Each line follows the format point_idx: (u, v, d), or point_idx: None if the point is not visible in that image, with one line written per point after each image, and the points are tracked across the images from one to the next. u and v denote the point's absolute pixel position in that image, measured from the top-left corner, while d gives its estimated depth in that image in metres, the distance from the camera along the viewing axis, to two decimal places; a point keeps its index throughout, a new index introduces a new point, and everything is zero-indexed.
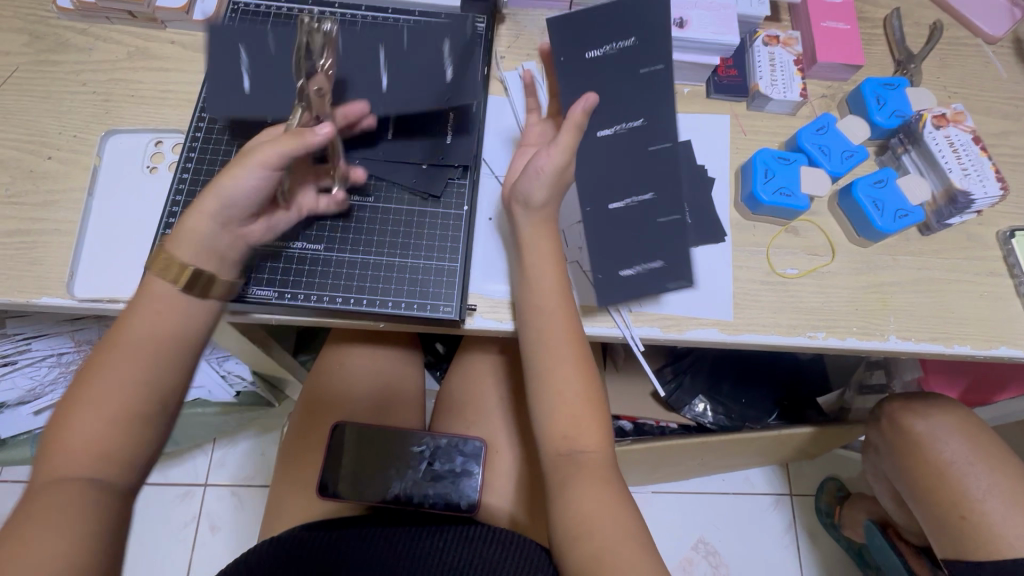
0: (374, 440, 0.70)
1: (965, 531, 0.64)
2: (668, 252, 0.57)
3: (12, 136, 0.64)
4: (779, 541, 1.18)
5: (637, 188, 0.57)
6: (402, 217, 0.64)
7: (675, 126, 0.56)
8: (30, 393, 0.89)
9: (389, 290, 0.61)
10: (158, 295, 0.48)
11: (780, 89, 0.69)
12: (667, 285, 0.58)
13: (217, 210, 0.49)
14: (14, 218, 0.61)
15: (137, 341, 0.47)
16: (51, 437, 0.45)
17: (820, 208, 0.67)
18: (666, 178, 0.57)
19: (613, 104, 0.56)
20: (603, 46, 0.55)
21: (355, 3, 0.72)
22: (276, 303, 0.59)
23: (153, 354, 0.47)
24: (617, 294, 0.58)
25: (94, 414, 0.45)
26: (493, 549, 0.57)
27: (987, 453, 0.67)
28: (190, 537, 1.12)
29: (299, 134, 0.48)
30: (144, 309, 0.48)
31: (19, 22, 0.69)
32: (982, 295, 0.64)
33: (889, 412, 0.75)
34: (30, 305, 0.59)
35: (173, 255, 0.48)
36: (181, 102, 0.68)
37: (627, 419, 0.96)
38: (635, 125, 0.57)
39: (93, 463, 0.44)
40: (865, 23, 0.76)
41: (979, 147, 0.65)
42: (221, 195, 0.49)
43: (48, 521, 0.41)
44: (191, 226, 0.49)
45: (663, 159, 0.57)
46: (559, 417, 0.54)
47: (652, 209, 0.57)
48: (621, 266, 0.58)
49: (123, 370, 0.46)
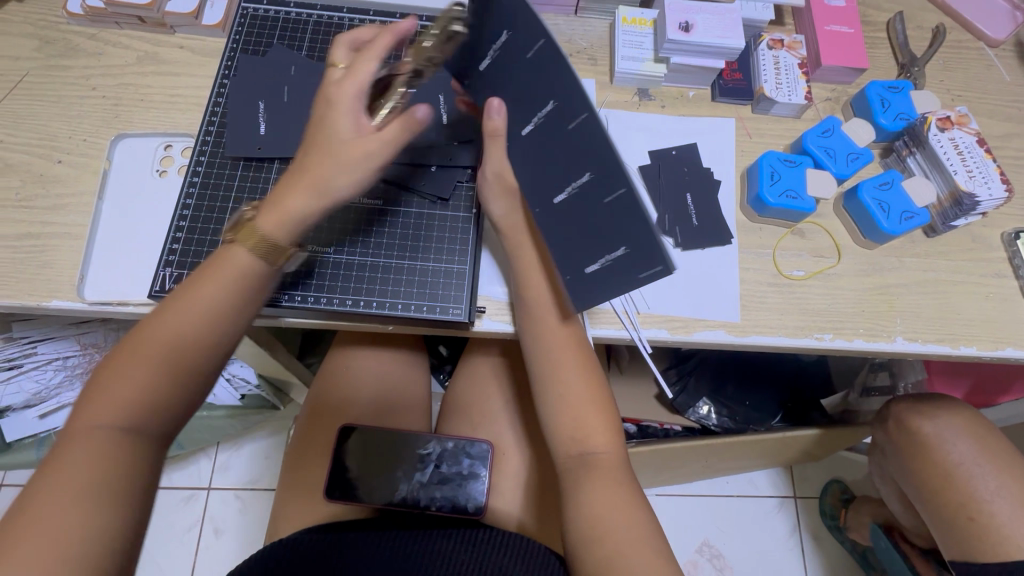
0: (379, 443, 0.71)
1: (974, 533, 0.64)
2: (627, 237, 0.49)
3: (22, 141, 0.65)
4: (784, 544, 1.18)
5: (576, 172, 0.50)
6: (419, 220, 0.64)
7: (581, 92, 0.45)
8: (36, 396, 0.87)
9: (413, 293, 0.61)
10: (235, 265, 0.47)
11: (785, 92, 0.69)
12: (639, 273, 0.49)
13: (317, 197, 0.48)
14: (24, 222, 0.61)
15: (202, 306, 0.45)
16: (92, 391, 0.43)
17: (825, 210, 0.67)
18: (597, 151, 0.47)
19: (522, 102, 0.51)
20: (488, 54, 0.52)
21: (362, 8, 0.72)
22: (301, 308, 0.59)
23: (215, 323, 0.46)
24: (594, 293, 0.53)
25: (142, 373, 0.43)
26: (501, 552, 0.58)
27: (994, 454, 0.67)
28: (194, 541, 1.11)
29: (408, 119, 0.49)
30: (218, 278, 0.46)
31: (29, 27, 0.69)
32: (988, 296, 0.64)
33: (896, 413, 0.75)
34: (40, 308, 0.59)
35: (259, 228, 0.47)
36: (189, 106, 0.68)
37: (632, 421, 0.96)
38: (547, 111, 0.49)
39: (132, 426, 0.42)
40: (868, 27, 0.76)
41: (984, 149, 0.65)
42: (321, 182, 0.48)
43: (78, 492, 0.39)
44: (286, 209, 0.48)
45: (587, 133, 0.47)
46: (564, 420, 0.55)
47: (592, 190, 0.49)
48: (589, 260, 0.53)
49: (185, 334, 0.44)
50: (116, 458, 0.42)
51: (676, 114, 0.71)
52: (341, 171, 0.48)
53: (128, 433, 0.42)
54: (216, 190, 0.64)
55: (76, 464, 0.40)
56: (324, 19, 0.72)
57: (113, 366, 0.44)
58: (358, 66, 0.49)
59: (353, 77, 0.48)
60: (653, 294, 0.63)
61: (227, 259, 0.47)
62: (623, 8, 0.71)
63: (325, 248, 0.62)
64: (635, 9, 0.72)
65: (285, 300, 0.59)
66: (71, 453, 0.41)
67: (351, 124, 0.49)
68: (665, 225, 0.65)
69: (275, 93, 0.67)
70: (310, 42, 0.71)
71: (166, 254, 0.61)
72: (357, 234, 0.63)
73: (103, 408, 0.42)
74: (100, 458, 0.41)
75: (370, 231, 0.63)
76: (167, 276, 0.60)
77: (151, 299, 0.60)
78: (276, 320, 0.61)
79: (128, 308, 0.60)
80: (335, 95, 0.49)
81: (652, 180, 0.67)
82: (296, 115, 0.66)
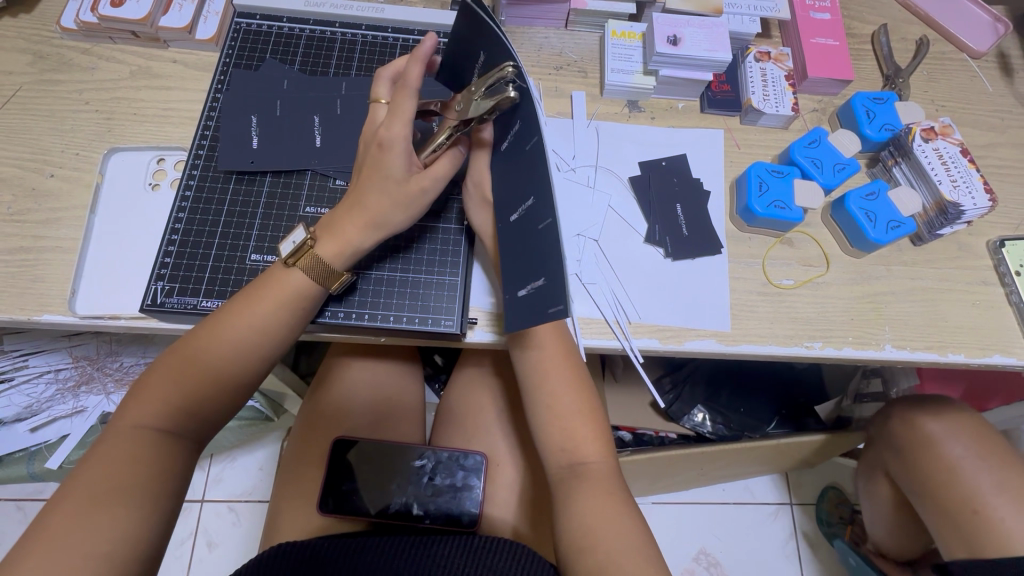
0: (374, 456, 0.70)
1: (979, 525, 0.63)
2: (546, 266, 0.45)
3: (14, 155, 0.65)
4: (780, 550, 1.18)
5: (524, 197, 0.49)
6: (438, 234, 0.64)
7: (536, 116, 0.46)
8: (28, 409, 0.85)
9: (435, 305, 0.62)
10: (292, 287, 0.52)
11: (772, 103, 0.70)
12: (548, 309, 0.45)
13: (371, 226, 0.53)
14: (16, 236, 0.62)
15: (257, 324, 0.51)
16: (150, 381, 0.48)
17: (814, 219, 0.68)
18: (540, 179, 0.46)
19: (505, 119, 0.52)
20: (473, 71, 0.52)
21: (355, 23, 0.73)
22: (329, 323, 0.59)
23: (264, 338, 0.51)
24: (516, 319, 0.49)
25: (192, 376, 0.48)
26: (495, 557, 0.56)
27: (993, 451, 0.67)
28: (186, 555, 1.10)
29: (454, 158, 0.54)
30: (275, 295, 0.52)
31: (22, 42, 0.70)
32: (974, 304, 0.65)
33: (896, 414, 0.76)
34: (31, 322, 0.59)
35: (317, 254, 0.53)
36: (183, 120, 0.69)
37: (626, 430, 0.97)
38: (517, 131, 0.50)
39: (171, 420, 0.47)
40: (854, 39, 0.77)
41: (967, 159, 0.66)
42: (377, 218, 0.53)
43: (114, 472, 0.44)
44: (348, 240, 0.53)
45: (537, 159, 0.47)
46: (554, 431, 0.55)
47: (533, 216, 0.48)
48: (519, 286, 0.49)
49: (239, 343, 0.50)
50: (160, 450, 0.46)
51: (665, 125, 0.72)
52: (398, 209, 0.53)
53: (172, 427, 0.48)
54: (208, 205, 0.64)
55: (120, 450, 0.45)
56: (316, 34, 0.73)
57: (172, 360, 0.49)
58: (400, 108, 0.50)
59: (400, 120, 0.50)
60: (644, 303, 0.63)
61: (283, 277, 0.53)
62: (612, 22, 0.72)
63: (364, 266, 0.62)
64: (624, 22, 0.72)
65: (323, 317, 0.59)
66: (120, 438, 0.46)
67: (404, 166, 0.52)
68: (655, 236, 0.66)
69: (268, 108, 0.67)
70: (303, 56, 0.71)
71: (157, 267, 0.61)
72: (387, 250, 0.63)
73: (156, 399, 0.47)
74: (146, 449, 0.46)
75: (402, 247, 0.64)
76: (158, 290, 0.60)
77: (142, 313, 0.60)
78: (316, 335, 0.62)
79: (120, 322, 0.60)
80: (387, 138, 0.51)
81: (643, 191, 0.68)
82: (287, 133, 0.66)
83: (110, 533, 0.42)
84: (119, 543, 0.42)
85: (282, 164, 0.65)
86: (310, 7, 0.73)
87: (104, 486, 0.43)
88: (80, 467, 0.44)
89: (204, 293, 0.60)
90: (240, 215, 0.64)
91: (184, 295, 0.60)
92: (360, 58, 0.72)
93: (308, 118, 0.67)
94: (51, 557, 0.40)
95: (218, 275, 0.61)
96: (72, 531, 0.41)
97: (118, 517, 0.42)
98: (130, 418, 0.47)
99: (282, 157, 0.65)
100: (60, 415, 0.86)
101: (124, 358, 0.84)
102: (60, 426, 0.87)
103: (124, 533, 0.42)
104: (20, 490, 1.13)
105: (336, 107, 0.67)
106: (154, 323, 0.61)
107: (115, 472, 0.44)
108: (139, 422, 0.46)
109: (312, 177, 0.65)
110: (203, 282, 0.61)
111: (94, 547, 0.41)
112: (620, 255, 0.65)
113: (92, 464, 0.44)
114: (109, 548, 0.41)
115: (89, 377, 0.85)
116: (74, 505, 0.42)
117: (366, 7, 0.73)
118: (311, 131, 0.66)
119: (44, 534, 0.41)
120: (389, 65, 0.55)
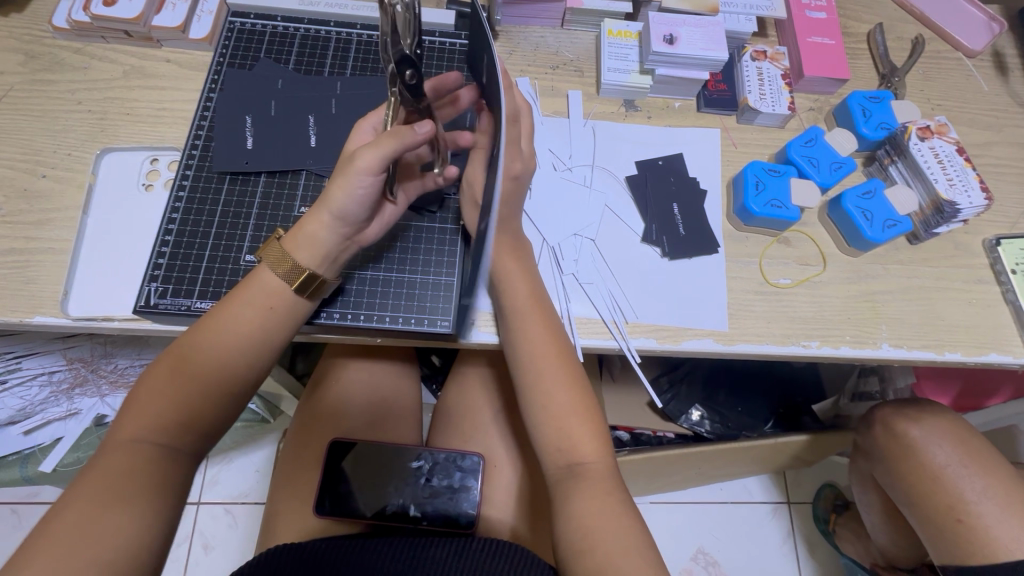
0: (371, 457, 0.69)
1: (965, 533, 0.63)
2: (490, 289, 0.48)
3: (6, 155, 0.64)
4: (778, 549, 1.18)
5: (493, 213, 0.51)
6: (435, 236, 0.65)
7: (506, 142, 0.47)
8: (21, 412, 0.84)
9: (431, 305, 0.62)
10: (273, 287, 0.52)
11: (768, 102, 0.70)
12: None
13: (332, 221, 0.51)
14: (9, 237, 0.61)
15: (245, 327, 0.50)
16: (139, 399, 0.47)
17: (811, 219, 0.68)
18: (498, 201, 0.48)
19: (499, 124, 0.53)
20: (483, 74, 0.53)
21: (350, 22, 0.73)
22: (326, 323, 0.59)
23: (250, 339, 0.50)
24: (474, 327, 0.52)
25: (178, 388, 0.48)
26: (495, 561, 0.56)
27: (978, 458, 0.66)
28: (183, 557, 1.09)
29: (398, 134, 0.48)
30: (254, 293, 0.51)
31: (14, 41, 0.69)
32: (971, 303, 0.65)
33: (881, 418, 0.76)
34: (23, 325, 0.58)
35: (283, 248, 0.52)
36: (177, 120, 0.68)
37: (624, 430, 0.98)
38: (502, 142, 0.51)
39: (165, 436, 0.47)
40: (850, 38, 0.78)
41: (964, 157, 0.67)
42: (334, 211, 0.51)
43: (112, 479, 0.44)
44: (312, 236, 0.52)
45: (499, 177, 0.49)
46: (550, 431, 0.55)
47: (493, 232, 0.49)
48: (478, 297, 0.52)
49: (224, 347, 0.49)
50: (160, 458, 0.46)
51: (661, 125, 0.71)
52: (343, 193, 0.50)
53: (169, 438, 0.47)
54: (203, 205, 0.63)
55: (115, 463, 0.44)
56: (311, 33, 0.72)
57: (161, 373, 0.48)
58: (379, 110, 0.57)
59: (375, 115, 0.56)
60: (640, 302, 0.63)
61: (256, 278, 0.52)
62: (609, 21, 0.72)
63: (350, 266, 0.62)
64: (620, 22, 0.72)
65: (320, 318, 0.59)
66: (112, 458, 0.45)
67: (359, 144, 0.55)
68: (652, 235, 0.66)
69: (263, 108, 0.67)
70: (298, 55, 0.71)
71: (151, 268, 0.60)
72: (382, 250, 0.63)
73: (149, 414, 0.47)
74: (143, 458, 0.45)
75: (394, 248, 0.64)
76: (152, 291, 0.59)
77: (135, 315, 0.59)
78: (311, 335, 0.62)
79: (113, 324, 0.59)
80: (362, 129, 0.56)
81: (640, 190, 0.67)
82: (281, 133, 0.66)
83: (112, 539, 0.41)
84: (123, 551, 0.42)
85: (274, 165, 0.65)
86: (305, 6, 0.72)
87: (106, 493, 0.43)
88: (80, 483, 0.44)
89: (198, 294, 0.60)
90: (235, 216, 0.63)
91: (178, 296, 0.59)
92: (355, 57, 0.71)
93: (304, 117, 0.66)
94: (55, 565, 0.40)
95: (211, 277, 0.61)
96: (75, 536, 0.41)
97: (118, 523, 0.42)
98: (126, 433, 0.46)
99: (276, 158, 0.65)
100: (55, 417, 0.85)
101: (119, 359, 0.84)
102: (54, 429, 0.85)
103: (127, 540, 0.42)
104: (14, 493, 1.12)
105: (331, 106, 0.67)
106: (147, 325, 0.60)
107: (115, 481, 0.44)
108: (134, 436, 0.46)
109: (307, 178, 0.65)
110: (196, 283, 0.60)
111: (96, 553, 0.41)
112: (617, 256, 0.65)
113: (91, 475, 0.44)
114: (112, 556, 0.41)
115: (84, 379, 0.84)
116: (76, 512, 0.42)
117: (362, 6, 0.72)
118: (305, 130, 0.66)
119: (44, 543, 0.41)
120: (441, 73, 0.58)
